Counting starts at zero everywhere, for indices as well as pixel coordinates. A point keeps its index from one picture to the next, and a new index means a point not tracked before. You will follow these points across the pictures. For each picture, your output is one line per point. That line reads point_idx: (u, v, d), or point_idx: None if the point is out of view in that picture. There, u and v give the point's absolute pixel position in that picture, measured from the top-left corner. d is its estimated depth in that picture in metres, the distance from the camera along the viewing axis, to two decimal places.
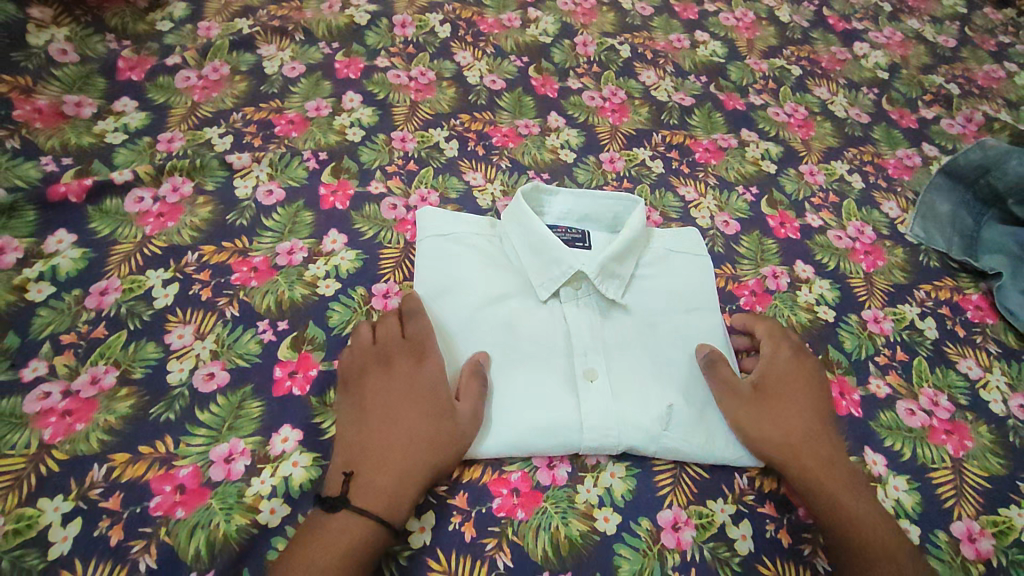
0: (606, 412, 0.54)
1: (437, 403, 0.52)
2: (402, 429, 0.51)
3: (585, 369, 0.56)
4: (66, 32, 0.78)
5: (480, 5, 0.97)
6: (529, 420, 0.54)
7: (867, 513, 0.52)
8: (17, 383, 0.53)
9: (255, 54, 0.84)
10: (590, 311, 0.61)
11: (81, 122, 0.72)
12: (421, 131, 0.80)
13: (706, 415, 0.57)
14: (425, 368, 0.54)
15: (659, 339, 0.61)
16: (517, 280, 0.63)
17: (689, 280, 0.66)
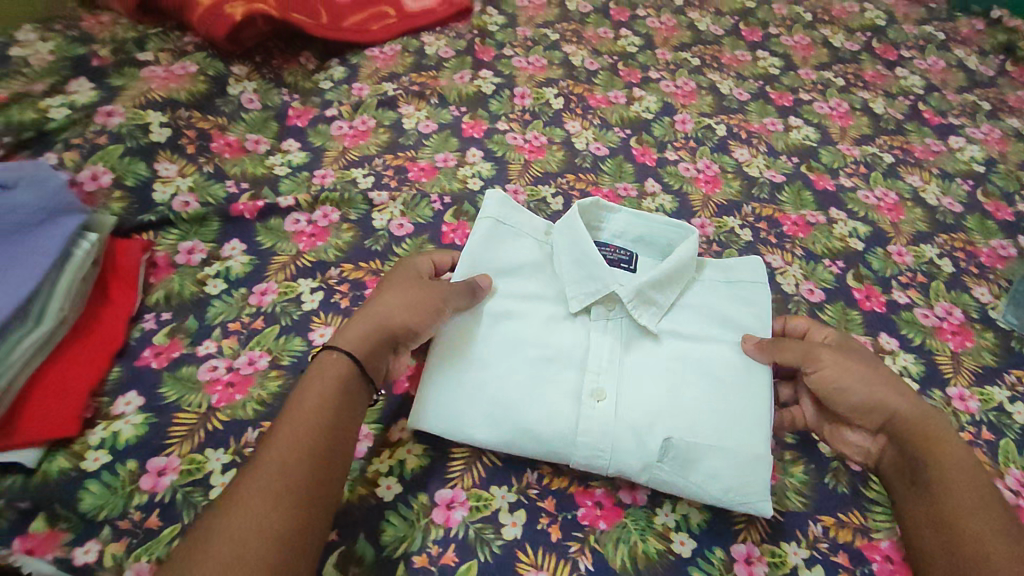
0: (606, 432, 0.57)
1: (415, 290, 0.59)
2: (383, 309, 0.58)
3: (595, 387, 0.59)
4: (254, 85, 0.95)
5: (590, 83, 1.09)
6: (529, 424, 0.57)
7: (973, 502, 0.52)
8: (194, 356, 0.64)
9: (397, 112, 0.99)
10: (615, 336, 0.63)
11: (257, 156, 0.87)
12: (532, 186, 0.90)
13: (706, 454, 0.56)
14: (406, 277, 0.62)
15: (689, 367, 0.62)
16: (554, 290, 0.66)
17: (731, 314, 0.66)
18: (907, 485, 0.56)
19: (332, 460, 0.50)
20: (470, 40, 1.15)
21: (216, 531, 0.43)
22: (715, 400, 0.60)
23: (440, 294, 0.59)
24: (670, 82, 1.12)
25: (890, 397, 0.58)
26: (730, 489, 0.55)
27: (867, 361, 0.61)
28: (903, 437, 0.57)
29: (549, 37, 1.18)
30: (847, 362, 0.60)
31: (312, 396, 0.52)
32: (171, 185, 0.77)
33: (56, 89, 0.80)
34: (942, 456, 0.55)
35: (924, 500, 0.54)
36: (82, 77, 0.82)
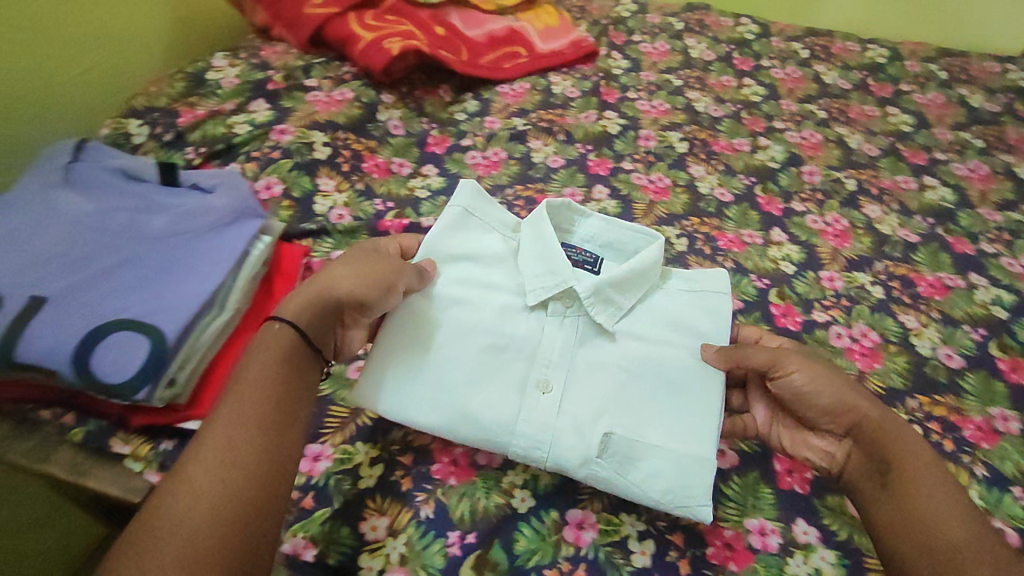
0: (543, 425, 0.59)
1: (370, 262, 0.60)
2: (336, 277, 0.58)
3: (540, 380, 0.62)
4: (399, 113, 1.03)
5: (715, 129, 1.09)
6: (471, 409, 0.59)
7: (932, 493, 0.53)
8: None
9: (526, 146, 1.04)
10: (571, 332, 0.65)
11: (400, 178, 0.94)
12: (657, 226, 0.91)
13: (648, 453, 0.59)
14: (359, 252, 0.62)
15: (643, 377, 0.64)
16: (513, 281, 0.68)
17: (688, 320, 0.69)
18: (874, 489, 0.57)
19: (280, 429, 0.50)
20: (595, 82, 1.19)
21: (165, 512, 0.44)
22: (671, 407, 0.62)
23: (394, 269, 0.60)
24: (796, 132, 1.11)
25: (860, 402, 0.60)
26: (670, 491, 0.57)
27: (832, 374, 0.63)
28: (866, 441, 0.59)
29: (673, 82, 1.20)
30: (817, 368, 0.62)
31: (255, 370, 0.52)
32: (329, 199, 0.86)
33: (241, 108, 0.92)
34: (901, 459, 0.56)
35: (887, 505, 0.55)
36: (260, 99, 0.94)
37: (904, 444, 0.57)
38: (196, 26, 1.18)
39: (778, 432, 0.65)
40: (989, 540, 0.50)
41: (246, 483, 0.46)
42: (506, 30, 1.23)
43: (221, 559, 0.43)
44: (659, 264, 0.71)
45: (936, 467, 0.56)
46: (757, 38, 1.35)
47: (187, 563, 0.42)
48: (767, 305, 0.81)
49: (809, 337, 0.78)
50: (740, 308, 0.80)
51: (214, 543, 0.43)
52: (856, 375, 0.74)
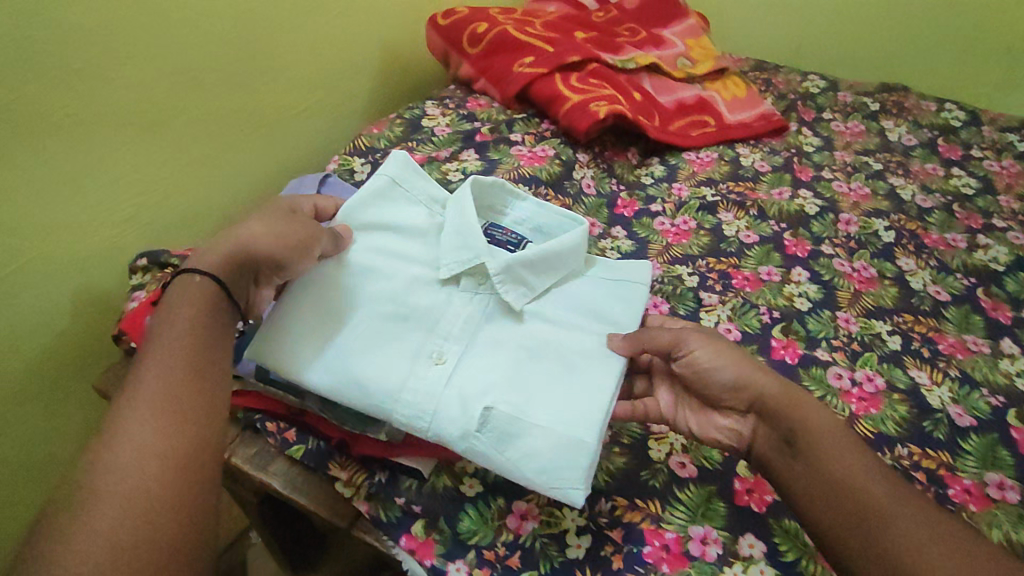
0: (429, 394, 0.58)
1: (284, 222, 0.59)
2: (243, 234, 0.57)
3: (436, 353, 0.62)
4: (592, 172, 1.05)
5: (924, 221, 1.02)
6: (361, 368, 0.59)
7: (856, 466, 0.53)
8: None
9: (716, 218, 1.02)
10: (476, 310, 0.66)
11: (592, 238, 0.95)
12: (865, 318, 0.86)
13: (530, 433, 0.57)
14: (273, 211, 0.62)
15: (538, 365, 0.63)
16: (429, 255, 0.69)
17: (602, 311, 0.70)
18: (785, 459, 0.57)
19: (211, 375, 0.49)
20: (787, 158, 1.17)
21: (102, 471, 0.42)
22: (559, 392, 0.61)
23: (312, 234, 0.60)
24: (1018, 233, 1.01)
25: (761, 379, 0.61)
26: (545, 470, 0.56)
27: (733, 354, 0.63)
28: (770, 416, 0.59)
29: (871, 165, 1.15)
30: (722, 348, 0.63)
31: (180, 332, 0.50)
32: None
33: (454, 156, 0.98)
34: (819, 432, 0.56)
35: (805, 472, 0.55)
36: (471, 149, 1.00)
37: (813, 415, 0.58)
38: (402, 67, 1.28)
39: (684, 416, 0.65)
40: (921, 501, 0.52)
41: (187, 429, 0.46)
42: (695, 98, 1.24)
43: (177, 496, 0.43)
44: (580, 252, 0.73)
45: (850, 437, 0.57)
46: (965, 125, 1.26)
47: (145, 505, 0.42)
48: (1005, 428, 0.74)
49: None
50: (975, 425, 0.73)
51: (167, 481, 0.43)
52: None
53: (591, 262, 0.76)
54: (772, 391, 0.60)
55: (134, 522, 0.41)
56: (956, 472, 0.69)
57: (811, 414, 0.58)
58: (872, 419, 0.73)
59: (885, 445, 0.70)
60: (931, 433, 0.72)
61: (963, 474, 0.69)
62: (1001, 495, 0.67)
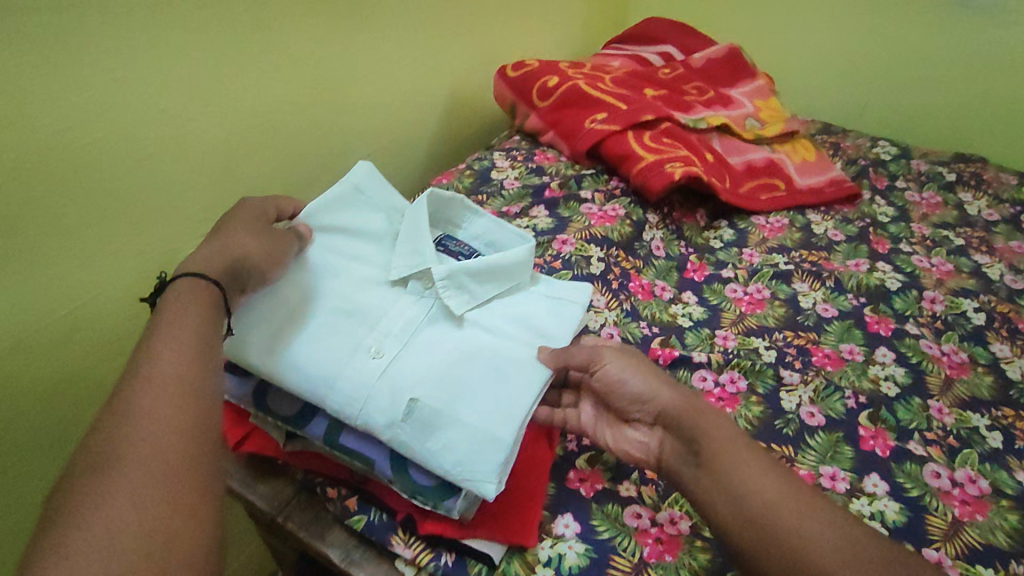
0: (362, 383, 0.58)
1: (265, 234, 0.61)
2: (229, 245, 0.58)
3: (375, 347, 0.61)
4: (661, 233, 1.03)
5: (1015, 304, 0.97)
6: (301, 358, 0.59)
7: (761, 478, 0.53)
8: (616, 494, 0.66)
9: (791, 288, 0.98)
10: (421, 310, 0.66)
11: (662, 302, 0.92)
12: (959, 409, 0.80)
13: (452, 427, 0.57)
14: (250, 220, 0.62)
15: (475, 361, 0.62)
16: (382, 261, 0.70)
17: (538, 324, 0.68)
18: (690, 470, 0.57)
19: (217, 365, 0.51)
20: (862, 227, 1.12)
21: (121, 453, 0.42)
22: (486, 393, 0.59)
23: (287, 245, 0.63)
24: None
25: (661, 391, 0.62)
26: (460, 461, 0.55)
27: (639, 367, 0.64)
28: (672, 426, 0.60)
29: (952, 240, 1.10)
30: (627, 361, 0.64)
31: (176, 343, 0.49)
32: (601, 315, 0.85)
33: (524, 212, 0.96)
34: (717, 435, 0.57)
35: (709, 478, 0.54)
36: (541, 206, 0.98)
37: (711, 424, 0.58)
38: (468, 116, 1.28)
39: (601, 431, 0.65)
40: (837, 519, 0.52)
41: (190, 434, 0.45)
42: (765, 161, 1.22)
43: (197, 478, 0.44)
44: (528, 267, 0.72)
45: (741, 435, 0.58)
46: None
47: (169, 484, 0.42)
48: None
49: None
50: None
51: (188, 463, 0.44)
52: None
53: (536, 280, 0.73)
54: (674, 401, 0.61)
55: (160, 501, 0.41)
56: None
57: (713, 424, 0.58)
58: (979, 528, 0.67)
59: (997, 559, 0.64)
60: None
61: None
62: None
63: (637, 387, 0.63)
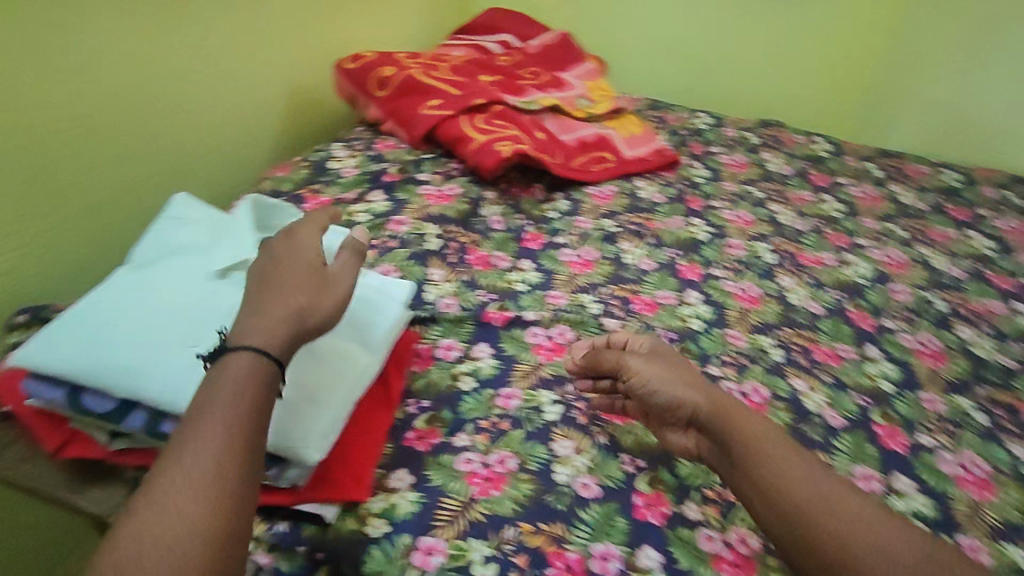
0: (181, 373, 0.60)
1: (321, 282, 0.62)
2: (287, 299, 0.59)
3: (194, 338, 0.63)
4: (499, 209, 1.10)
5: (800, 243, 1.12)
6: (118, 356, 0.61)
7: (803, 485, 0.59)
8: (451, 445, 0.73)
9: (617, 248, 1.08)
10: (245, 298, 0.68)
11: (500, 271, 0.99)
12: (752, 333, 0.93)
13: (273, 406, 0.61)
14: (301, 262, 0.62)
15: (298, 345, 0.66)
16: (206, 259, 0.70)
17: (361, 317, 0.73)
18: (727, 470, 0.63)
19: (258, 443, 0.51)
20: (680, 190, 1.26)
21: (148, 538, 0.45)
22: (311, 375, 0.65)
23: (336, 290, 0.63)
24: (879, 250, 1.13)
25: (688, 393, 0.68)
26: (281, 435, 0.60)
27: (664, 366, 0.71)
28: (705, 428, 0.66)
29: (754, 195, 1.27)
30: (654, 366, 0.71)
31: (218, 412, 0.51)
32: (438, 288, 0.91)
33: (361, 197, 1.00)
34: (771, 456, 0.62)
35: (752, 491, 0.60)
36: (378, 190, 1.02)
37: (748, 429, 0.64)
38: (311, 109, 1.29)
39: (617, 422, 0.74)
40: (864, 503, 0.58)
41: (223, 501, 0.47)
42: (595, 136, 1.32)
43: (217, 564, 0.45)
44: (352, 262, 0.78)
45: (796, 453, 0.62)
46: (831, 156, 1.41)
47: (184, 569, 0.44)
48: (871, 425, 0.81)
49: (917, 462, 0.77)
50: (845, 425, 0.80)
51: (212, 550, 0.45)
52: (970, 505, 0.73)
53: (360, 270, 0.79)
54: (707, 403, 0.66)
55: None
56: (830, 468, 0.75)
57: (747, 431, 0.63)
58: None
59: None
60: (808, 435, 0.78)
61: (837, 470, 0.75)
62: (868, 486, 0.73)
63: (657, 390, 0.69)
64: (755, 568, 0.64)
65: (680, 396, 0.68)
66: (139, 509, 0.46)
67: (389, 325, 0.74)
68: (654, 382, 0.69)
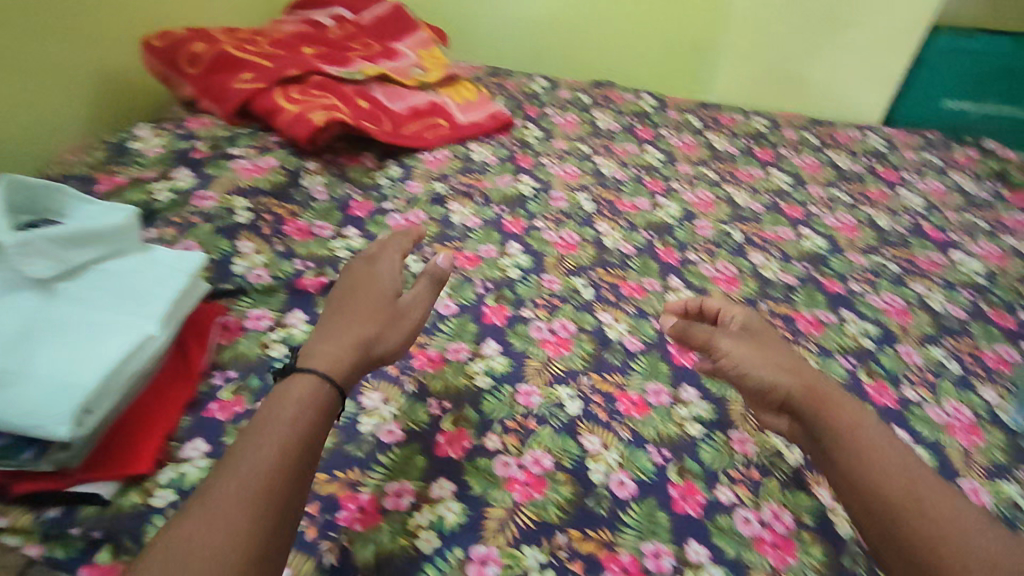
0: None
1: (391, 318, 0.67)
2: (354, 330, 0.63)
3: None
4: (323, 179, 1.09)
5: (618, 190, 1.20)
6: None
7: (876, 450, 0.62)
8: (257, 412, 0.72)
9: (445, 209, 1.10)
10: None
11: (321, 240, 0.98)
12: (566, 277, 0.98)
13: (23, 384, 0.57)
14: (381, 300, 0.67)
15: (58, 322, 0.62)
16: None
17: (140, 290, 0.69)
18: (819, 454, 0.66)
19: (308, 465, 0.53)
20: (511, 150, 1.30)
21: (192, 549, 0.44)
22: (73, 348, 0.61)
23: (405, 327, 0.68)
24: (690, 192, 1.23)
25: (783, 375, 0.69)
26: (32, 412, 0.56)
27: (763, 345, 0.73)
28: (802, 408, 0.68)
29: (582, 149, 1.33)
30: (746, 345, 0.73)
31: (277, 429, 0.53)
32: (248, 260, 0.89)
33: (163, 175, 0.96)
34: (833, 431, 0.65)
35: (838, 468, 0.63)
36: (184, 167, 0.98)
37: (836, 407, 0.66)
38: (127, 89, 1.19)
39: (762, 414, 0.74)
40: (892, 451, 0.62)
41: (267, 518, 0.48)
42: (428, 104, 1.32)
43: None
44: (125, 232, 0.72)
45: (875, 428, 0.64)
46: (655, 111, 1.51)
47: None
48: (666, 345, 0.88)
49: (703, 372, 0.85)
50: (641, 348, 0.87)
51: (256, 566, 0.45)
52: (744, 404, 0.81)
53: (147, 248, 0.75)
54: (782, 381, 0.69)
55: None
56: (625, 389, 0.81)
57: (851, 415, 0.65)
58: (564, 359, 0.84)
59: (571, 378, 0.81)
60: (609, 361, 0.85)
61: (631, 389, 0.81)
62: (657, 399, 0.80)
63: (775, 377, 0.70)
64: (546, 485, 0.68)
65: (789, 376, 0.69)
66: (176, 528, 0.46)
67: (174, 296, 0.70)
68: (758, 364, 0.71)
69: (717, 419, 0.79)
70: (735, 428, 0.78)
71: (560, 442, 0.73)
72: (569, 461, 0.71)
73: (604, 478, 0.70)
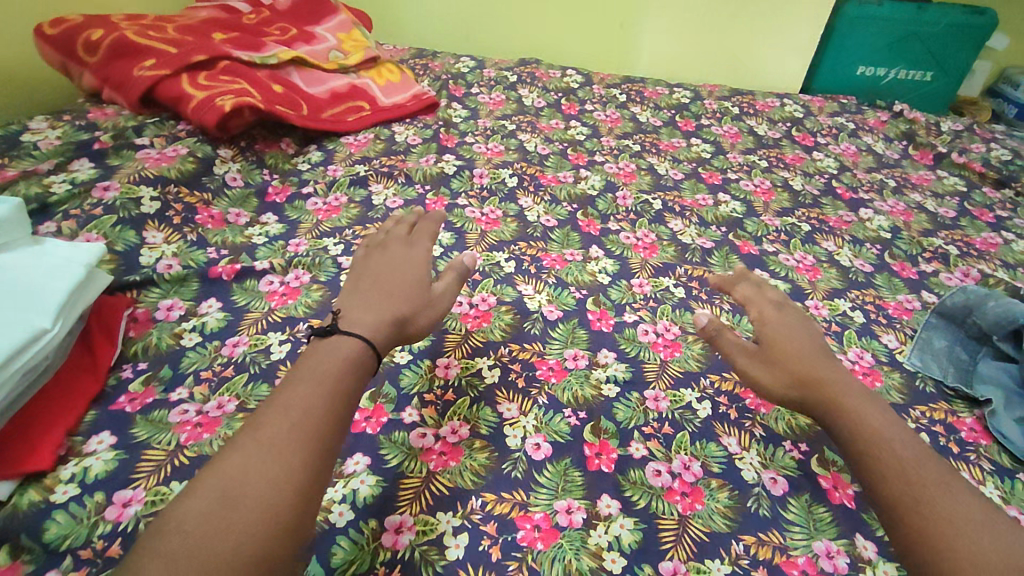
0: None
1: (428, 299, 0.69)
2: (395, 301, 0.65)
3: None
4: (237, 166, 1.06)
5: (542, 166, 1.22)
6: None
7: (868, 395, 0.67)
8: (166, 400, 0.70)
9: (367, 191, 1.09)
10: None
11: (237, 228, 0.96)
12: (487, 252, 0.99)
13: None
14: (420, 278, 0.69)
15: None
16: None
17: (30, 281, 0.65)
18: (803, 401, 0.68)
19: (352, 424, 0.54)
20: (435, 130, 1.29)
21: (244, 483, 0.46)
22: None
23: (439, 309, 0.70)
24: (613, 164, 1.25)
25: (804, 337, 0.74)
26: None
27: (791, 314, 0.78)
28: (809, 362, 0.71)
29: (507, 127, 1.34)
30: (779, 312, 0.78)
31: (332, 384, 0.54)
32: (156, 250, 0.87)
33: (61, 167, 0.93)
34: (859, 411, 0.64)
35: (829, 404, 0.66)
36: (85, 158, 0.96)
37: (837, 368, 0.70)
38: (27, 83, 1.15)
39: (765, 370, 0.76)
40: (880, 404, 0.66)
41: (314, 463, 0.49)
42: (348, 87, 1.31)
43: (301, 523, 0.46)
44: (9, 225, 0.69)
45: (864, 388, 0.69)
46: (580, 86, 1.53)
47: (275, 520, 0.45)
48: (584, 312, 0.90)
49: (619, 336, 0.87)
50: (561, 316, 0.89)
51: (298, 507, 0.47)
52: (658, 363, 0.84)
53: (39, 240, 0.72)
54: (804, 340, 0.74)
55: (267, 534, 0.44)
56: (544, 355, 0.83)
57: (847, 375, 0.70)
58: (483, 331, 0.85)
59: (490, 349, 0.82)
60: (529, 331, 0.86)
61: (549, 356, 0.83)
62: (575, 363, 0.82)
63: (799, 336, 0.74)
64: (461, 453, 0.69)
65: (805, 339, 0.74)
66: (225, 463, 0.47)
67: (69, 286, 0.67)
68: (790, 327, 0.75)
69: (633, 379, 0.81)
70: (650, 386, 0.80)
71: (477, 410, 0.74)
72: (486, 428, 0.72)
73: (521, 442, 0.71)
